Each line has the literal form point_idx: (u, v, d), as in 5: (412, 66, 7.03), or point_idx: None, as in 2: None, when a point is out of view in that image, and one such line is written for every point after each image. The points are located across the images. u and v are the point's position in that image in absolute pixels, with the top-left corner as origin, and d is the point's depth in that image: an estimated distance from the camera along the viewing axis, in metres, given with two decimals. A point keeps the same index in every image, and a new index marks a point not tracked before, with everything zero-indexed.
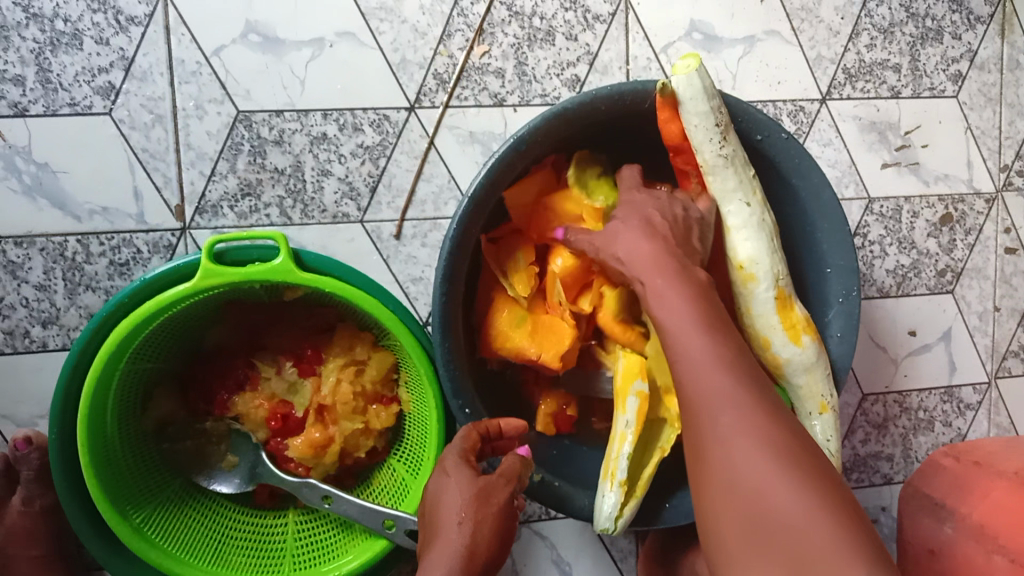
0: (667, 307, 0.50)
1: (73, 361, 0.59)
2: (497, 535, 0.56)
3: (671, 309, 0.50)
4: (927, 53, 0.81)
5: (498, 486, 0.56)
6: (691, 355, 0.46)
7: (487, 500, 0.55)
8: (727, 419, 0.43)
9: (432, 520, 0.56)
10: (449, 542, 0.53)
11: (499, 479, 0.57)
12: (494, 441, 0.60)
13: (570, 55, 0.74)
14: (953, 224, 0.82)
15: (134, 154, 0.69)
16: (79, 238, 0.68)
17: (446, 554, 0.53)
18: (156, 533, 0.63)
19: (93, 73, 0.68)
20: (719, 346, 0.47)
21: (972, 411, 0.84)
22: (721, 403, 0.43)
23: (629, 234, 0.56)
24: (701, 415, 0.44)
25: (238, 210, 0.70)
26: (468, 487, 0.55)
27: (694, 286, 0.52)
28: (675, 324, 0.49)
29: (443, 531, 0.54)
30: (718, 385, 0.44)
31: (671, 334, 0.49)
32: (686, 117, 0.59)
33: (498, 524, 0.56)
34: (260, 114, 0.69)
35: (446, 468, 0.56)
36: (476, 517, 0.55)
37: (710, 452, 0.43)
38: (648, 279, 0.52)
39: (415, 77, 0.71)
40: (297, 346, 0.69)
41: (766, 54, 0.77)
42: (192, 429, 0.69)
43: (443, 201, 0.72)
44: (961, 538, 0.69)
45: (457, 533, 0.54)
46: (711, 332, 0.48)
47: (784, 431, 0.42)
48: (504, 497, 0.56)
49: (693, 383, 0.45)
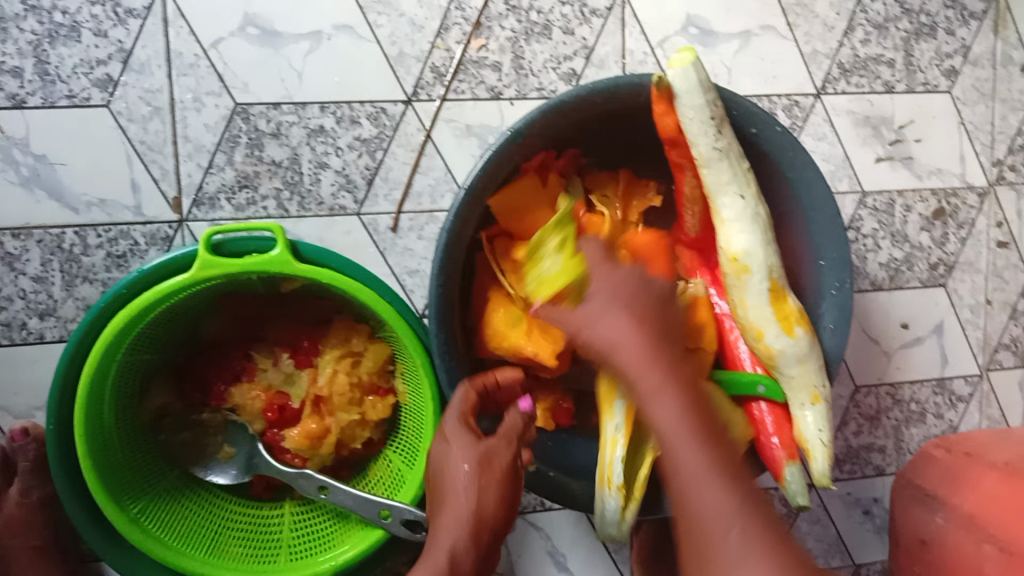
0: (658, 405, 0.48)
1: (71, 351, 0.60)
2: (503, 496, 0.57)
3: (659, 407, 0.48)
4: (921, 49, 0.81)
5: (500, 450, 0.57)
6: (691, 474, 0.45)
7: (490, 465, 0.56)
8: (732, 535, 0.43)
9: (440, 483, 0.57)
10: (459, 510, 0.55)
11: (500, 442, 0.57)
12: (493, 395, 0.60)
13: (567, 49, 0.74)
14: (946, 218, 0.83)
15: (132, 146, 0.69)
16: (76, 230, 0.69)
17: (456, 520, 0.55)
18: (152, 522, 0.63)
19: (91, 66, 0.68)
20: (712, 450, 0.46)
21: (964, 403, 0.85)
22: (722, 517, 0.43)
23: (617, 318, 0.51)
24: (700, 525, 0.44)
25: (235, 202, 0.70)
26: (471, 454, 0.56)
27: (681, 377, 0.49)
28: (669, 427, 0.47)
29: (452, 499, 0.56)
30: (714, 495, 0.44)
31: (663, 437, 0.47)
32: (681, 110, 0.60)
33: (503, 487, 0.57)
34: (258, 107, 0.70)
35: (446, 435, 0.57)
36: (481, 484, 0.56)
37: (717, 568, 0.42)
38: (639, 374, 0.49)
39: (412, 71, 0.72)
40: (295, 338, 0.69)
41: (762, 49, 0.77)
42: (189, 420, 0.70)
43: (440, 193, 0.73)
44: (953, 527, 0.70)
45: (465, 501, 0.55)
46: (702, 434, 0.47)
47: (772, 525, 0.44)
48: (507, 458, 0.57)
49: (699, 500, 0.44)
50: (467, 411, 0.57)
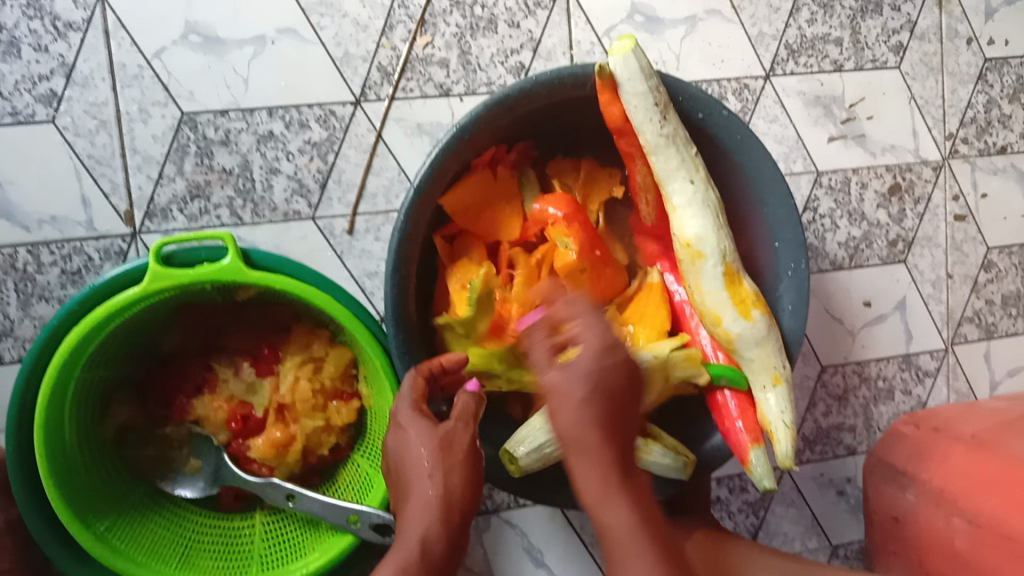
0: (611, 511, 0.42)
1: (26, 371, 0.59)
2: (469, 479, 0.54)
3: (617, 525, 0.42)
4: (868, 26, 0.82)
5: (459, 431, 0.55)
6: None
7: (450, 447, 0.54)
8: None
9: (402, 474, 0.55)
10: (422, 497, 0.53)
11: (457, 423, 0.56)
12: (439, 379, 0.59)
13: (514, 42, 0.74)
14: (902, 194, 0.83)
15: (80, 161, 0.68)
16: (29, 249, 0.68)
17: (421, 508, 0.52)
18: (120, 540, 0.62)
19: (34, 82, 0.68)
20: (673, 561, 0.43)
21: (931, 378, 0.85)
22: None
23: (579, 403, 0.43)
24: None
25: (188, 212, 0.69)
26: (430, 439, 0.54)
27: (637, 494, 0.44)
28: (624, 544, 0.42)
29: (415, 485, 0.53)
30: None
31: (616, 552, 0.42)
32: (625, 98, 0.60)
33: (467, 468, 0.54)
34: (204, 115, 0.69)
35: (401, 422, 0.55)
36: (445, 466, 0.54)
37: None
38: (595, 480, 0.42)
39: (359, 71, 0.71)
40: (254, 346, 0.69)
41: (708, 34, 0.78)
42: (153, 435, 0.69)
43: (394, 194, 0.72)
44: (923, 503, 0.70)
45: (428, 486, 0.53)
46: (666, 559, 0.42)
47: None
48: (466, 440, 0.55)
49: None
50: (418, 399, 0.56)
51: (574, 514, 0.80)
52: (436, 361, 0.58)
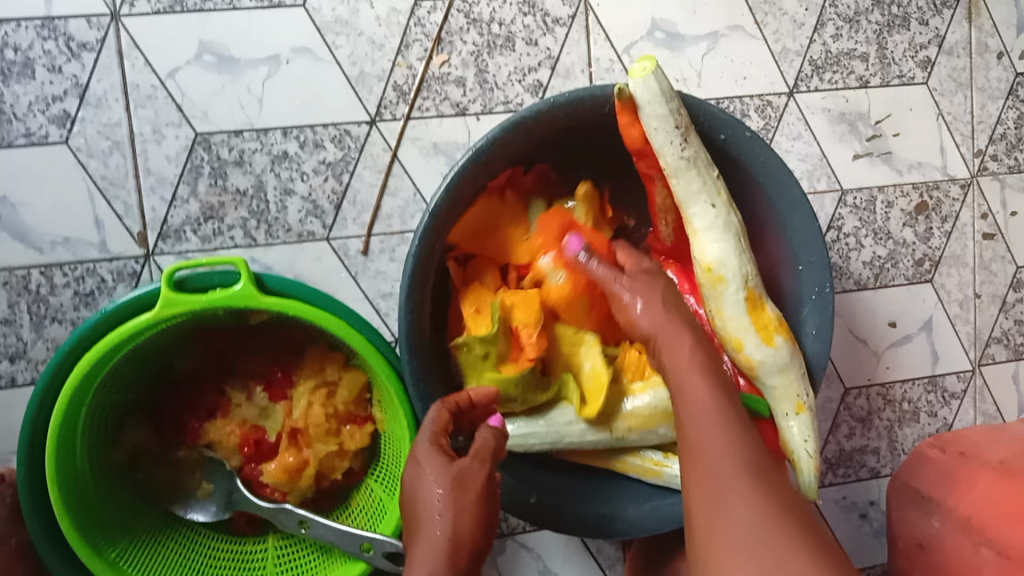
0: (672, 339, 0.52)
1: (37, 400, 0.58)
2: (480, 521, 0.53)
3: (685, 376, 0.49)
4: (895, 40, 0.80)
5: (474, 470, 0.54)
6: (697, 396, 0.48)
7: (464, 487, 0.53)
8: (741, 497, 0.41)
9: (412, 513, 0.54)
10: (432, 537, 0.51)
11: (473, 461, 0.54)
12: (466, 412, 0.59)
13: (531, 60, 0.73)
14: (929, 212, 0.81)
15: (93, 182, 0.68)
16: (42, 270, 0.68)
17: (429, 548, 0.51)
18: (131, 567, 0.61)
19: (47, 102, 0.67)
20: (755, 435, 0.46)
21: (957, 400, 0.83)
22: (738, 472, 0.43)
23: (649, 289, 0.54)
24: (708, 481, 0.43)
25: (201, 233, 0.69)
26: (444, 476, 0.53)
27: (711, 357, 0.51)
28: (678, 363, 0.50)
29: (425, 524, 0.52)
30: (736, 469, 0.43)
31: (693, 414, 0.47)
32: (645, 121, 0.59)
33: (479, 510, 0.53)
34: (218, 136, 0.68)
35: (418, 459, 0.54)
36: (456, 506, 0.53)
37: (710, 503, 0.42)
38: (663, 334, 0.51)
39: (374, 90, 0.70)
40: (265, 369, 0.69)
41: (730, 50, 0.76)
42: (165, 459, 0.68)
43: (410, 214, 0.71)
44: (950, 532, 0.68)
45: (438, 526, 0.52)
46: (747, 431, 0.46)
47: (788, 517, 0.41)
48: (481, 479, 0.54)
49: (700, 436, 0.46)
50: (439, 433, 0.56)
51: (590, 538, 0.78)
52: (464, 396, 0.58)
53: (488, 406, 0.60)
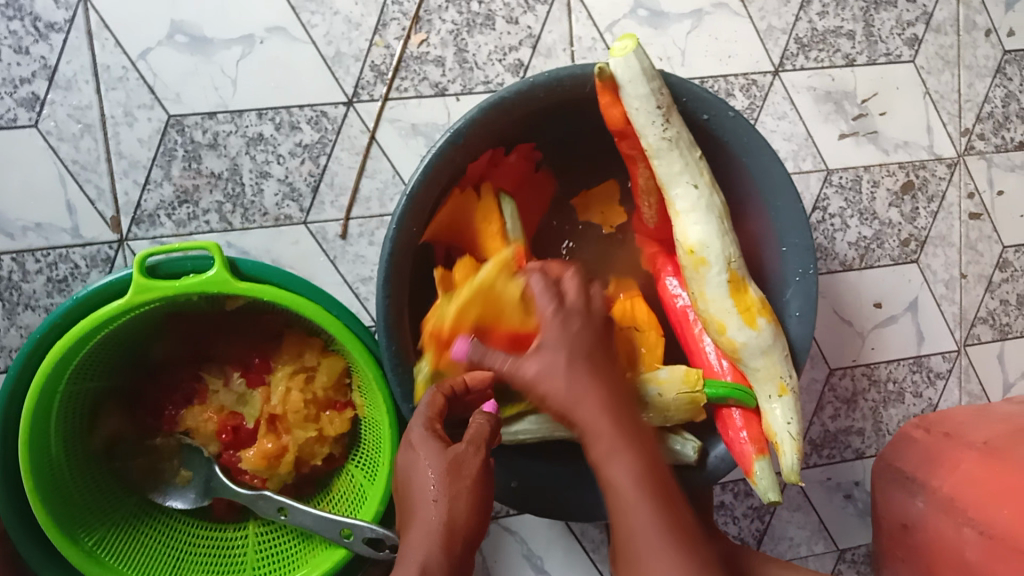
0: (615, 467, 0.45)
1: (9, 388, 0.57)
2: (475, 507, 0.52)
3: (624, 498, 0.45)
4: (882, 18, 0.79)
5: (469, 456, 0.53)
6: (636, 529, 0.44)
7: (459, 472, 0.52)
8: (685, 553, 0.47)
9: (408, 498, 0.53)
10: (427, 523, 0.51)
11: (469, 447, 0.53)
12: (461, 398, 0.57)
13: (512, 39, 0.71)
14: (915, 192, 0.80)
15: (64, 166, 0.66)
16: (13, 256, 0.66)
17: (423, 534, 0.50)
18: (108, 555, 0.61)
19: (15, 85, 0.65)
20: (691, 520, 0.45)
21: (942, 380, 0.83)
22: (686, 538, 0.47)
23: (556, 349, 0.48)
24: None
25: (176, 218, 0.67)
26: (438, 461, 0.52)
27: (635, 433, 0.47)
28: (620, 490, 0.45)
29: (420, 510, 0.52)
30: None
31: (632, 548, 0.44)
32: (626, 100, 0.58)
33: (476, 496, 0.52)
34: (192, 118, 0.67)
35: (413, 444, 0.54)
36: (451, 492, 0.51)
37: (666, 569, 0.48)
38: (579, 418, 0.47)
39: (351, 71, 0.69)
40: (245, 355, 0.67)
41: (714, 28, 0.75)
42: (143, 446, 0.68)
43: (389, 197, 0.70)
44: (933, 512, 0.68)
45: (433, 512, 0.51)
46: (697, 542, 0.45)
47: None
48: (477, 466, 0.53)
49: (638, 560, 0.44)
50: (434, 418, 0.55)
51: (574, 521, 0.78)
52: (458, 380, 0.57)
53: (481, 391, 0.58)
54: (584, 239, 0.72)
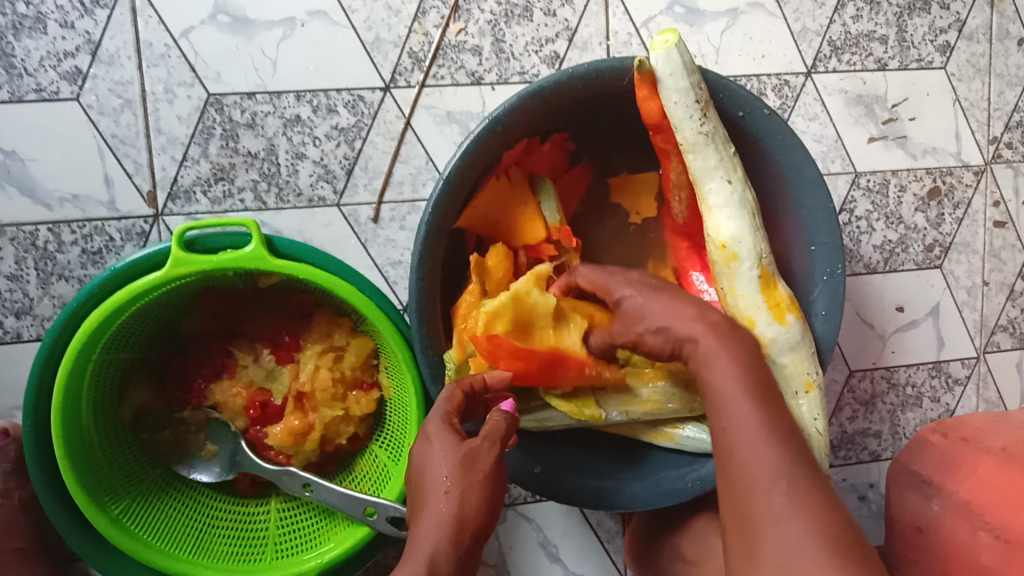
0: (716, 367, 0.47)
1: (45, 352, 0.58)
2: (486, 501, 0.52)
3: (728, 400, 0.45)
4: (915, 24, 0.79)
5: (483, 451, 0.53)
6: (737, 423, 0.44)
7: (472, 466, 0.52)
8: (741, 411, 0.45)
9: (419, 488, 0.53)
10: (437, 514, 0.51)
11: (483, 442, 0.53)
12: (480, 395, 0.57)
13: (549, 31, 0.72)
14: (941, 198, 0.81)
15: (103, 140, 0.67)
16: (50, 227, 0.67)
17: (435, 525, 0.50)
18: (135, 523, 0.62)
19: (58, 58, 0.66)
20: (742, 357, 0.47)
21: (960, 386, 0.83)
22: (740, 399, 0.45)
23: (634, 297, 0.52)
24: (747, 488, 0.42)
25: (212, 195, 0.68)
26: (453, 454, 0.52)
27: (753, 363, 0.47)
28: (723, 388, 0.46)
29: (431, 500, 0.51)
30: (749, 461, 0.43)
31: (728, 442, 0.44)
32: (664, 94, 0.58)
33: (487, 489, 0.53)
34: (231, 97, 0.68)
35: (428, 434, 0.53)
36: (463, 485, 0.52)
37: (719, 420, 0.46)
38: (687, 346, 0.48)
39: (389, 57, 0.70)
40: (274, 333, 0.68)
41: (750, 27, 0.75)
42: (170, 419, 0.68)
43: (422, 182, 0.71)
44: (948, 515, 0.68)
45: (444, 503, 0.51)
46: (743, 354, 0.47)
47: (840, 521, 0.40)
48: (490, 461, 0.53)
49: (736, 457, 0.44)
50: (451, 411, 0.54)
51: (591, 511, 0.78)
52: (478, 377, 0.57)
53: (500, 390, 0.58)
54: (612, 231, 0.73)
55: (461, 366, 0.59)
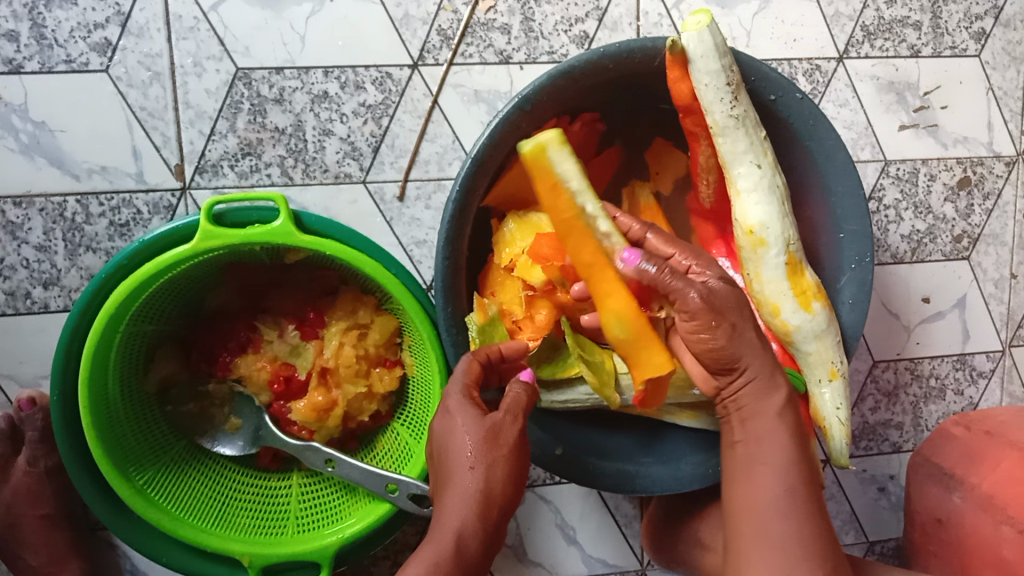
0: (762, 423, 0.48)
1: (73, 322, 0.58)
2: (511, 476, 0.52)
3: (763, 468, 0.47)
4: (950, 10, 0.78)
5: (506, 424, 0.53)
6: (766, 489, 0.47)
7: (497, 440, 0.52)
8: (781, 486, 0.47)
9: (443, 464, 0.53)
10: (463, 488, 0.50)
11: (505, 415, 0.53)
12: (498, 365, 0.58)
13: (579, 11, 0.72)
14: (971, 188, 0.80)
15: (132, 113, 0.67)
16: (78, 198, 0.67)
17: (461, 499, 0.50)
18: (158, 495, 0.61)
19: (88, 29, 0.66)
20: (788, 420, 0.48)
21: (984, 379, 0.82)
22: (775, 467, 0.47)
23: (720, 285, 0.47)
24: (756, 555, 0.46)
25: (238, 169, 0.68)
26: (475, 427, 0.52)
27: (797, 430, 0.48)
28: (763, 447, 0.48)
29: (456, 475, 0.51)
30: (783, 535, 0.46)
31: (750, 502, 0.47)
32: (696, 76, 0.57)
33: (511, 464, 0.52)
34: (259, 72, 0.68)
35: (450, 408, 0.53)
36: (489, 460, 0.51)
37: (749, 481, 0.48)
38: (752, 387, 0.48)
39: (418, 33, 0.69)
40: (300, 309, 0.68)
41: (782, 10, 0.75)
42: (196, 392, 0.68)
43: (448, 161, 0.71)
44: (970, 507, 0.68)
45: (470, 478, 0.51)
46: (791, 422, 0.48)
47: None
48: (513, 434, 0.53)
49: (751, 521, 0.47)
50: (469, 385, 0.55)
51: (609, 495, 0.78)
52: (495, 348, 0.58)
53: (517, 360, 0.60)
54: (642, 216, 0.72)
55: (484, 330, 0.60)
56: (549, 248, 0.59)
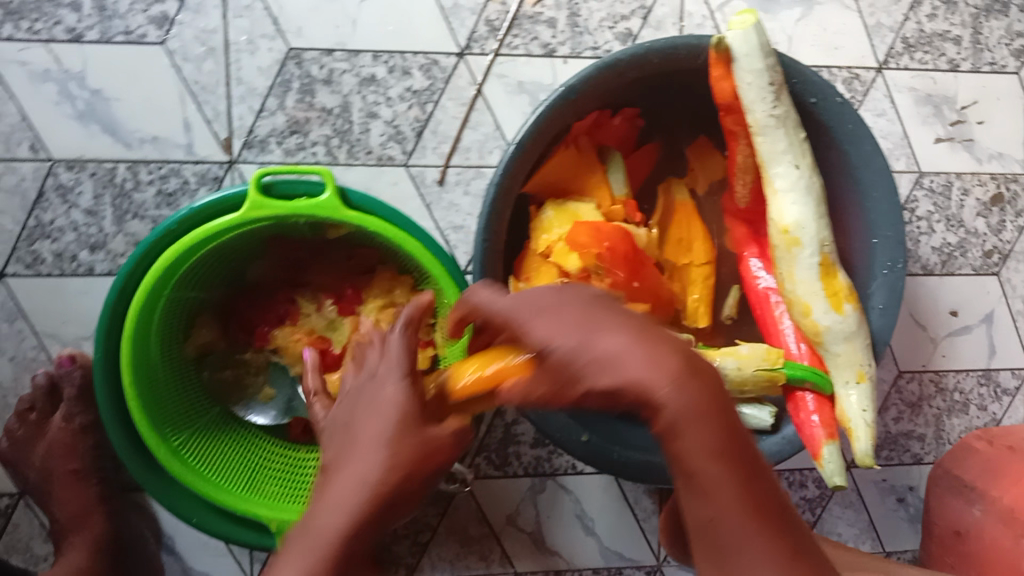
0: (686, 442, 0.33)
1: (121, 283, 0.59)
2: (419, 491, 0.45)
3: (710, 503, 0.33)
4: (991, 27, 0.80)
5: (440, 439, 0.46)
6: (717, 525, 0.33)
7: (426, 455, 0.45)
8: (724, 513, 0.33)
9: (353, 434, 0.45)
10: (361, 473, 0.43)
11: (442, 435, 0.46)
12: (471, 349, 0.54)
13: (623, 9, 0.74)
14: (1004, 205, 0.81)
15: (186, 86, 0.69)
16: (128, 166, 0.69)
17: (356, 484, 0.42)
18: (192, 457, 0.62)
19: (148, 3, 0.69)
20: (714, 423, 0.33)
21: (1009, 397, 0.82)
22: (722, 497, 0.33)
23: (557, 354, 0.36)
24: None
25: (285, 146, 0.70)
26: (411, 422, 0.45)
27: (727, 432, 0.33)
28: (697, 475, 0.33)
29: (360, 452, 0.44)
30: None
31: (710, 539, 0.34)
32: (738, 74, 0.58)
33: (422, 480, 0.45)
34: (311, 53, 0.70)
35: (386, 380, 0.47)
36: (407, 465, 0.44)
37: (697, 509, 0.34)
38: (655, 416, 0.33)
39: (466, 23, 0.72)
40: (338, 284, 0.70)
41: (824, 19, 0.76)
42: (232, 359, 0.70)
43: (488, 150, 0.72)
44: (990, 520, 0.68)
45: (375, 465, 0.43)
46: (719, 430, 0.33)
47: None
48: (443, 456, 0.46)
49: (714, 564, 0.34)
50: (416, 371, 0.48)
51: (629, 489, 0.78)
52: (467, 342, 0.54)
53: None
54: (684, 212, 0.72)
55: None
56: (586, 237, 0.61)
